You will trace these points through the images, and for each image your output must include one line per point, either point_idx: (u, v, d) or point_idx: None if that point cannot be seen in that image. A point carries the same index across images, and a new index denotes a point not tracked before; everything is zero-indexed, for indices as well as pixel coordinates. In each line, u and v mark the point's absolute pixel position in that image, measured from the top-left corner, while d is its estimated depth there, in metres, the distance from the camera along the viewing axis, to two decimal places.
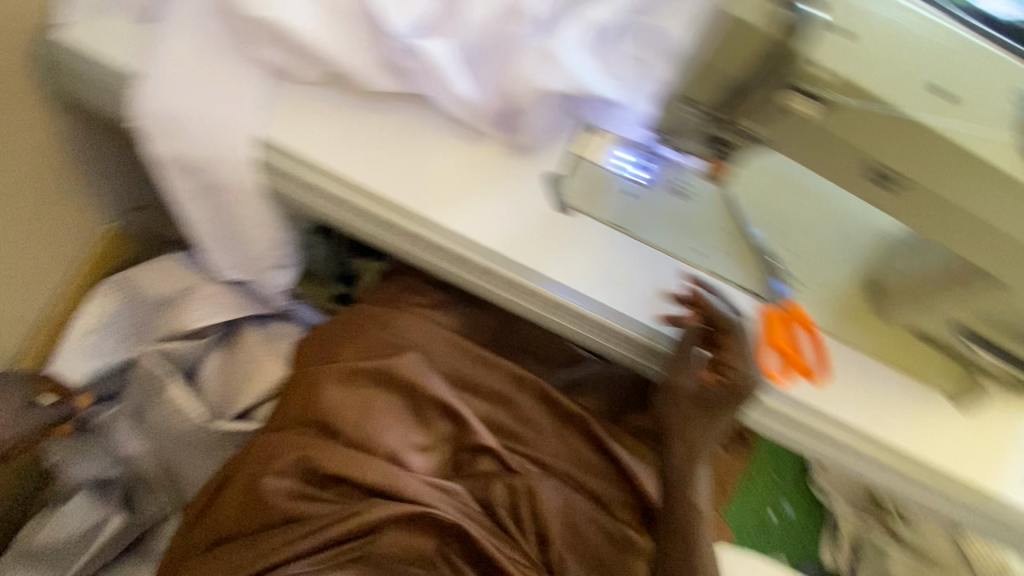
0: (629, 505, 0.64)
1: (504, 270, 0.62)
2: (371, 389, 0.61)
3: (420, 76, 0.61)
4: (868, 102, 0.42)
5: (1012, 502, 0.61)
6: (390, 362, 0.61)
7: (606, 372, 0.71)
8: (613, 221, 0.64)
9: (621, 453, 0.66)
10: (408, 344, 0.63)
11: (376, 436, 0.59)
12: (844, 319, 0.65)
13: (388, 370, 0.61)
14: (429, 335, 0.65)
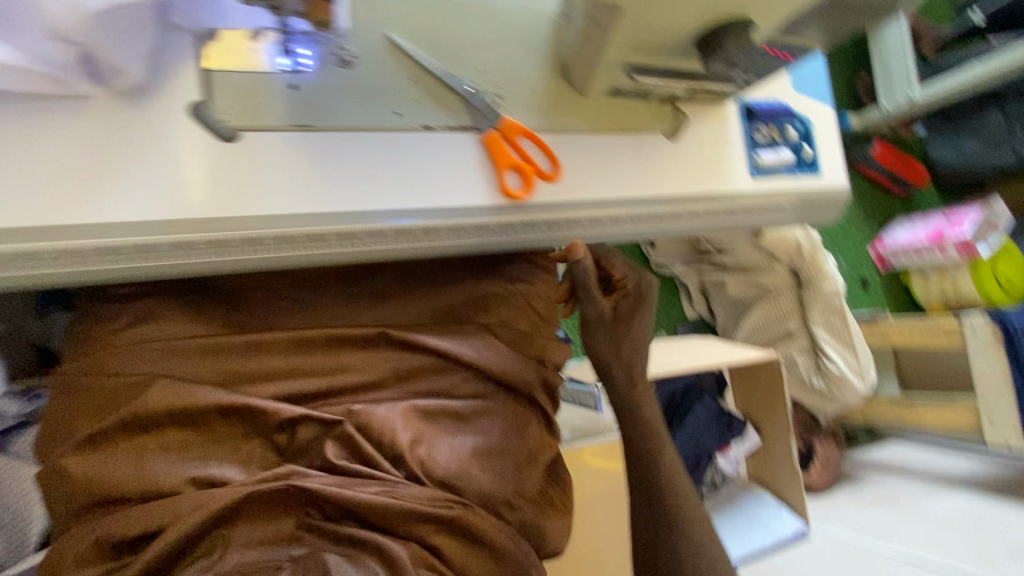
0: (480, 376, 0.63)
1: (224, 234, 0.55)
2: (137, 438, 0.52)
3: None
4: None
5: (734, 185, 0.75)
6: (138, 401, 0.52)
7: (395, 270, 0.65)
8: (290, 123, 0.57)
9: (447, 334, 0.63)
10: (152, 372, 0.54)
11: (164, 475, 0.51)
12: (549, 109, 0.68)
13: (138, 411, 0.52)
14: (163, 353, 0.55)
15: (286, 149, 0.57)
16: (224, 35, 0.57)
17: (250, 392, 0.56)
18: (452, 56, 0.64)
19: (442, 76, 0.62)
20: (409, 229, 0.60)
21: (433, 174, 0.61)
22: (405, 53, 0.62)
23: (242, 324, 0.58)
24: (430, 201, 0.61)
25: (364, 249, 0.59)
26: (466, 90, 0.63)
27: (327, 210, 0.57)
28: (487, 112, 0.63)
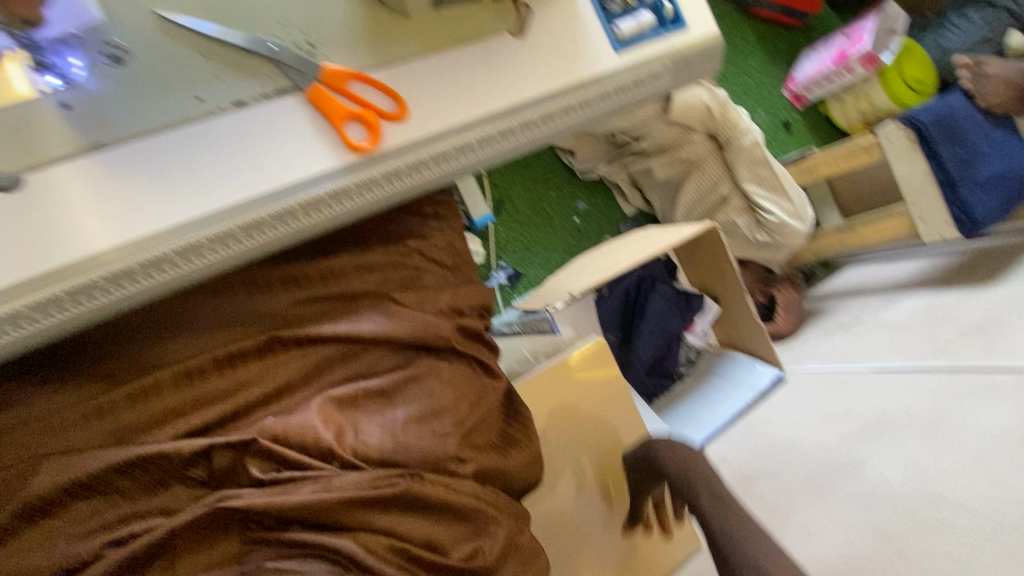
0: (395, 348, 0.60)
1: (54, 285, 0.48)
2: (34, 527, 0.48)
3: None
4: None
5: (599, 65, 0.69)
6: (23, 490, 0.47)
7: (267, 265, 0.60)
8: (82, 146, 0.50)
9: (343, 313, 0.60)
10: (29, 456, 0.49)
11: (67, 551, 0.47)
12: (374, 43, 0.60)
13: (25, 503, 0.47)
14: (45, 434, 0.50)
15: (87, 176, 0.50)
16: None
17: (149, 439, 0.52)
18: (236, 17, 0.56)
19: (232, 40, 0.54)
20: (259, 219, 0.53)
21: (268, 152, 0.55)
22: (184, 30, 0.54)
23: (119, 373, 0.53)
24: (273, 182, 0.54)
25: (218, 257, 0.53)
26: (271, 50, 0.55)
27: (160, 228, 0.50)
28: (300, 68, 0.56)
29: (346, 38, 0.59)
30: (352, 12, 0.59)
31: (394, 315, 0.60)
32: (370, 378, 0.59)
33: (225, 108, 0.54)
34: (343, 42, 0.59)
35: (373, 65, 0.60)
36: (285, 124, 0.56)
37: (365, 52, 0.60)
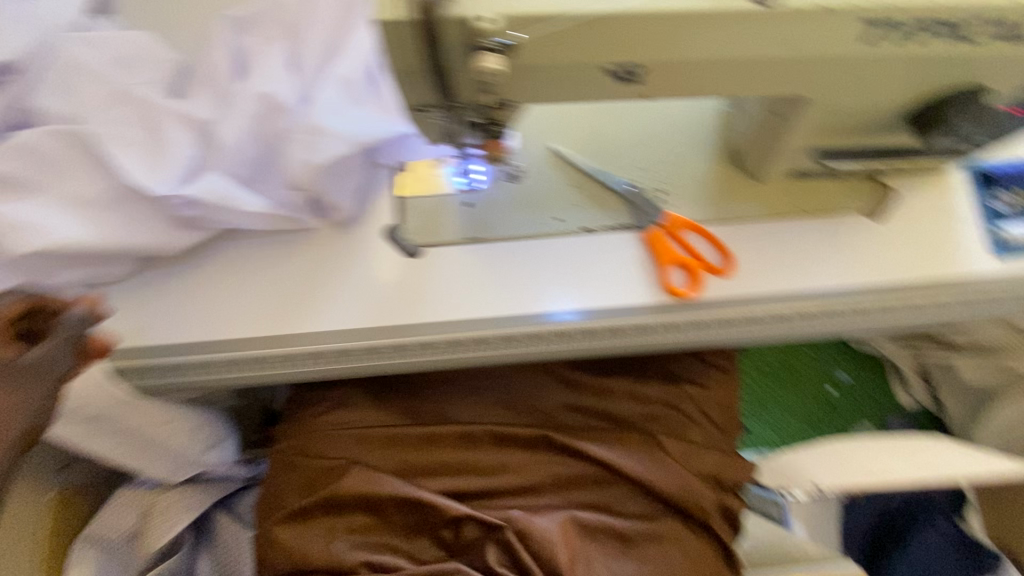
0: (641, 493, 0.61)
1: (414, 334, 0.60)
2: (328, 516, 0.60)
3: (210, 213, 0.57)
4: (547, 27, 0.36)
5: (967, 267, 0.60)
6: (333, 486, 0.60)
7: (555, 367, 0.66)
8: (463, 236, 0.63)
9: (607, 437, 0.63)
10: (343, 457, 0.61)
11: (343, 552, 0.58)
12: (718, 200, 0.64)
13: (332, 495, 0.59)
14: (358, 443, 0.62)
15: (461, 256, 0.62)
16: (415, 167, 0.65)
17: (424, 484, 0.60)
18: (611, 159, 0.65)
19: (601, 178, 0.64)
20: (568, 331, 0.60)
21: (593, 274, 0.60)
22: (569, 162, 0.65)
23: (419, 415, 0.64)
24: (591, 303, 0.59)
25: (520, 351, 0.61)
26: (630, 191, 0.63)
27: (494, 316, 0.59)
28: (652, 214, 0.62)
29: (694, 190, 0.64)
30: (706, 171, 0.65)
31: (654, 463, 0.61)
32: (609, 513, 0.60)
33: (576, 225, 0.63)
34: (690, 194, 0.64)
35: (711, 219, 0.63)
36: (619, 252, 0.61)
37: (707, 206, 0.63)
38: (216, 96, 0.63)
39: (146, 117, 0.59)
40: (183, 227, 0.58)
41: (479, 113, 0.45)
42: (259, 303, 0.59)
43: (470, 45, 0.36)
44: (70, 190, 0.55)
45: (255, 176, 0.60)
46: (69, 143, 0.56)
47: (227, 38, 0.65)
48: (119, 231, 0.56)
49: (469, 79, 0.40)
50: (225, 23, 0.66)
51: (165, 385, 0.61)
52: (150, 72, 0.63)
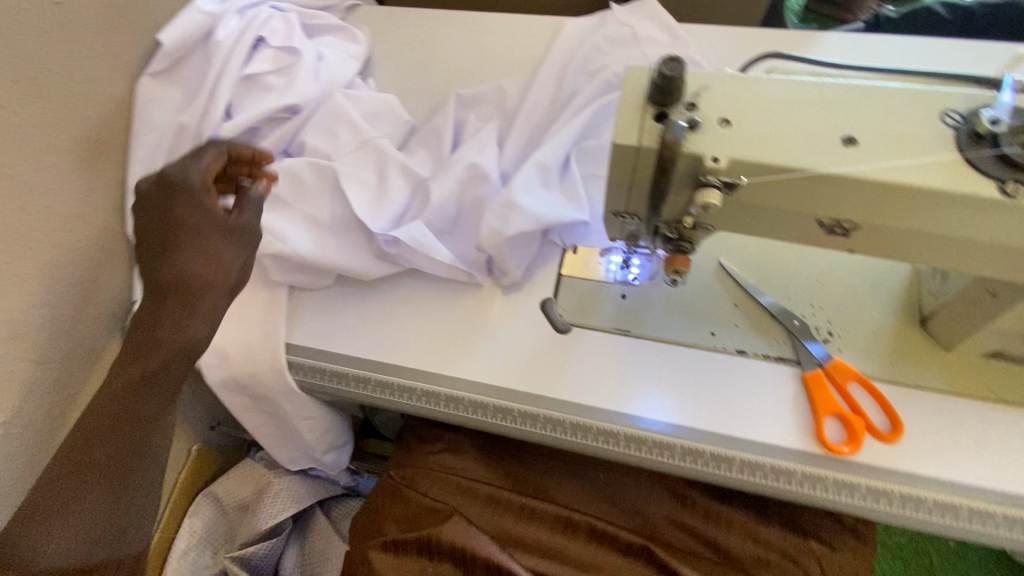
0: None
1: (543, 406, 0.61)
2: (421, 556, 0.65)
3: (406, 253, 0.67)
4: (771, 175, 0.39)
5: None
6: (435, 531, 0.65)
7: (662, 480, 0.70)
8: (614, 325, 0.65)
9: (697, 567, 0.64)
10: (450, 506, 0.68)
11: None
12: (894, 357, 0.59)
13: (431, 538, 0.65)
14: (460, 493, 0.70)
15: (604, 344, 0.64)
16: (581, 250, 0.70)
17: (516, 556, 0.66)
18: (779, 287, 0.64)
19: (766, 304, 0.63)
20: (699, 449, 0.58)
21: (738, 398, 0.59)
22: (734, 280, 0.65)
23: (525, 488, 0.70)
24: (729, 429, 0.58)
25: (644, 455, 0.59)
26: (794, 323, 0.61)
27: (624, 412, 0.60)
28: (811, 348, 0.60)
29: (866, 342, 0.61)
30: (883, 326, 0.61)
31: None
32: None
33: (728, 345, 0.62)
34: (860, 345, 0.60)
35: (880, 377, 0.58)
36: (767, 385, 0.59)
37: (877, 361, 0.59)
38: (432, 156, 0.74)
39: (379, 163, 0.70)
40: (382, 261, 0.68)
41: (671, 229, 0.47)
42: (417, 337, 0.66)
43: (695, 177, 0.40)
44: (310, 209, 0.67)
45: (448, 230, 0.69)
46: (323, 175, 0.68)
47: (453, 111, 0.77)
48: (335, 251, 0.67)
49: (681, 202, 0.43)
50: (453, 100, 0.78)
51: (321, 390, 0.70)
52: (387, 127, 0.76)
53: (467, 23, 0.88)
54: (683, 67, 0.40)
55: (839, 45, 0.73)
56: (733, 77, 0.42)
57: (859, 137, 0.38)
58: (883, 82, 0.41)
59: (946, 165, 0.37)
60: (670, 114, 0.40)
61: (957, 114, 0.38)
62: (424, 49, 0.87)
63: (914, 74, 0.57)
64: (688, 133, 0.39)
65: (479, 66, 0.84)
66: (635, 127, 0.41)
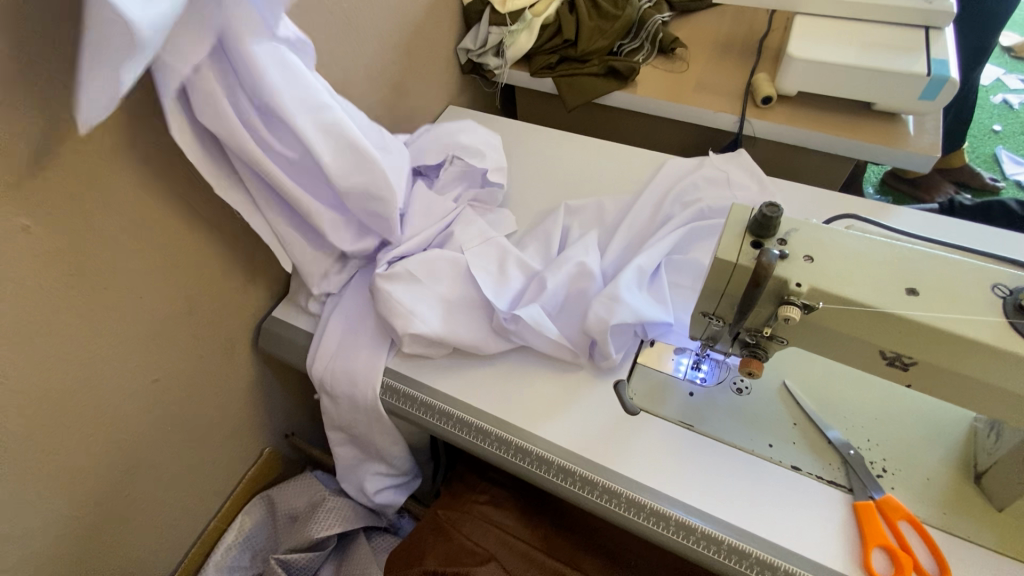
0: None
1: (602, 473, 0.68)
2: None
3: (520, 330, 0.76)
4: (842, 305, 0.48)
5: None
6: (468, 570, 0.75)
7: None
8: (679, 419, 0.71)
9: None
10: (488, 554, 0.78)
11: None
12: (947, 507, 0.62)
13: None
14: (498, 543, 0.80)
15: (666, 432, 0.70)
16: (658, 345, 0.78)
17: None
18: (841, 420, 0.69)
19: (829, 435, 0.67)
20: (744, 549, 0.61)
21: (787, 512, 0.63)
22: (797, 401, 0.71)
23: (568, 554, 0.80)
24: (777, 537, 0.62)
25: (693, 547, 0.62)
26: (849, 453, 0.66)
27: (676, 497, 0.65)
28: (862, 476, 0.64)
29: (920, 483, 0.64)
30: (937, 472, 0.65)
31: None
32: None
33: (784, 460, 0.67)
34: (913, 485, 0.64)
35: (931, 520, 0.61)
36: (817, 506, 0.63)
37: (929, 505, 0.62)
38: (542, 253, 0.87)
39: (499, 255, 0.84)
40: (497, 336, 0.78)
41: (750, 335, 0.57)
42: (502, 389, 0.76)
43: (780, 296, 0.50)
44: (443, 289, 0.80)
45: (555, 313, 0.79)
46: (457, 267, 0.81)
47: (562, 217, 0.91)
48: (456, 328, 0.77)
49: (764, 313, 0.53)
50: (563, 208, 0.92)
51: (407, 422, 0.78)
52: (503, 231, 0.91)
53: (585, 147, 1.06)
54: (782, 212, 0.51)
55: (911, 217, 0.84)
56: (819, 225, 0.53)
57: (920, 290, 0.47)
58: (947, 254, 0.50)
59: (995, 326, 0.45)
60: (765, 244, 0.51)
61: (1006, 287, 0.47)
62: (551, 159, 1.05)
63: (973, 254, 0.66)
64: (778, 261, 0.50)
65: (593, 179, 1.01)
66: (736, 249, 0.52)
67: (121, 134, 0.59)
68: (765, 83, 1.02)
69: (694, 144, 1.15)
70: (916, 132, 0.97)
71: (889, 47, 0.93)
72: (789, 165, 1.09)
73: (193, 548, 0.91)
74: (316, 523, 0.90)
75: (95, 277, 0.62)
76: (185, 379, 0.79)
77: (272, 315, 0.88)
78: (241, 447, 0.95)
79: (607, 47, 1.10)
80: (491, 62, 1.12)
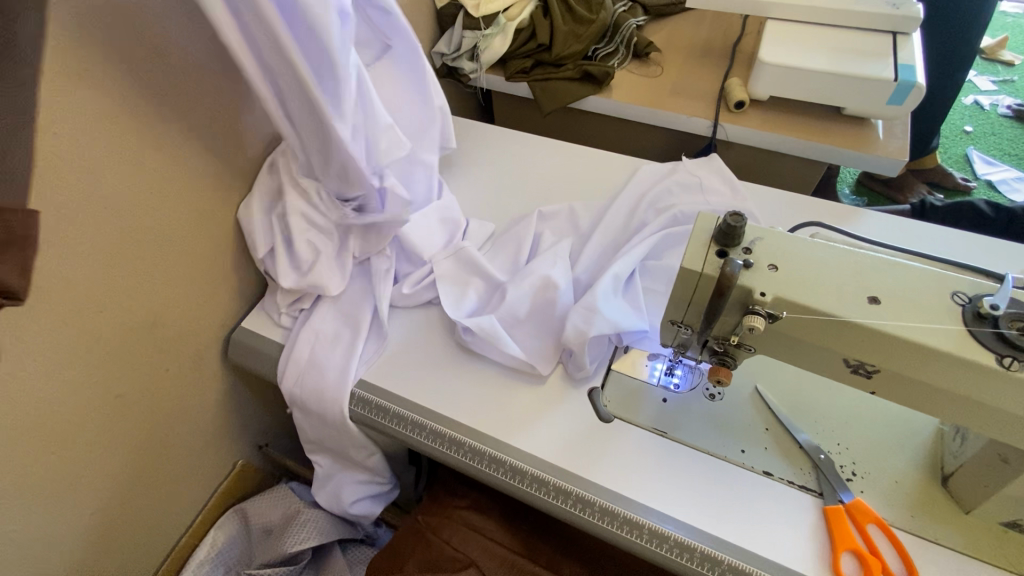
0: None
1: (575, 482, 0.67)
2: None
3: (479, 339, 0.77)
4: (806, 314, 0.48)
5: None
6: None
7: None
8: (652, 426, 0.71)
9: None
10: (469, 560, 0.77)
11: None
12: (915, 509, 0.63)
13: None
14: (479, 549, 0.79)
15: (639, 439, 0.70)
16: (632, 351, 0.78)
17: None
18: (811, 423, 0.70)
19: (800, 439, 0.68)
20: (716, 556, 0.61)
21: (756, 521, 0.63)
22: (769, 405, 0.71)
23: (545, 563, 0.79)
24: (750, 544, 0.62)
25: (666, 555, 0.62)
26: (820, 457, 0.66)
27: (649, 505, 0.65)
28: (830, 480, 0.65)
29: (888, 486, 0.65)
30: (904, 474, 0.66)
31: None
32: None
33: (754, 464, 0.67)
34: (881, 488, 0.65)
35: (899, 525, 0.62)
36: (786, 518, 0.63)
37: (897, 510, 0.63)
38: (516, 261, 0.86)
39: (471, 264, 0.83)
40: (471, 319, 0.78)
41: (718, 344, 0.57)
42: (474, 397, 0.75)
43: (745, 304, 0.50)
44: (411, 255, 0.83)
45: (528, 323, 0.78)
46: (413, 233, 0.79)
47: (534, 224, 0.90)
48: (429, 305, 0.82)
49: (730, 322, 0.53)
50: (535, 215, 0.91)
51: (378, 431, 0.76)
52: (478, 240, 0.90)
53: (561, 152, 1.06)
54: (746, 220, 0.51)
55: (880, 221, 0.85)
56: (782, 234, 0.53)
57: (882, 298, 0.48)
58: (907, 262, 0.51)
59: (954, 335, 0.46)
60: (730, 253, 0.51)
61: (965, 296, 0.48)
62: (526, 164, 1.05)
63: (935, 258, 0.67)
64: (743, 270, 0.50)
65: (568, 184, 1.00)
66: (701, 258, 0.52)
67: (74, 142, 0.57)
68: (737, 88, 1.03)
69: (669, 147, 1.16)
70: (885, 136, 0.98)
71: (857, 52, 0.95)
72: (763, 168, 1.09)
73: (164, 564, 0.89)
74: (291, 537, 0.89)
75: (48, 291, 0.59)
76: (149, 393, 0.77)
77: (241, 325, 0.86)
78: (212, 461, 0.93)
79: (582, 52, 1.09)
80: (466, 66, 1.11)
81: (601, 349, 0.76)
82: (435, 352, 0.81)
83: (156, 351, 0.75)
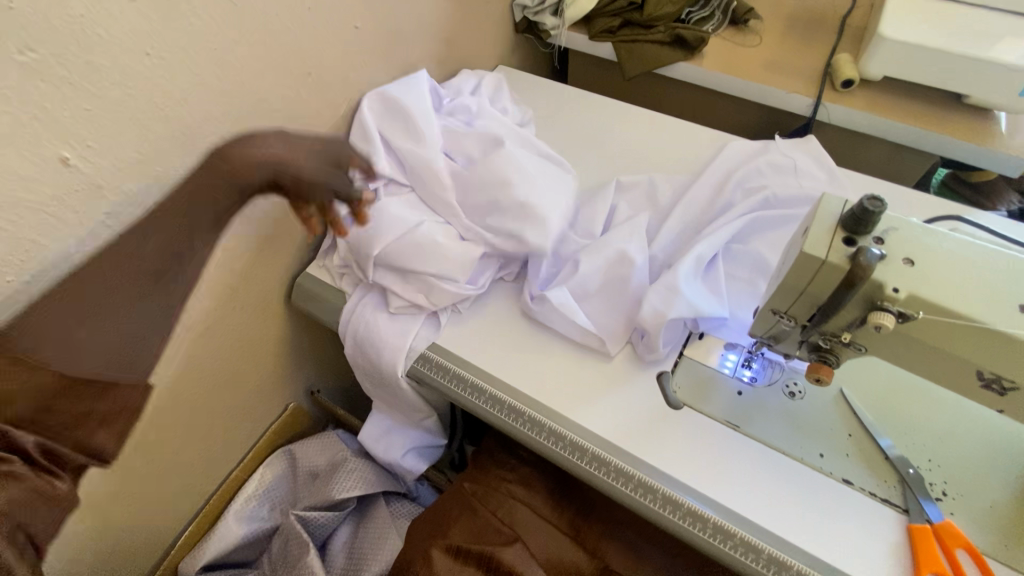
0: None
1: (638, 466, 0.65)
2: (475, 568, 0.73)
3: (548, 311, 0.74)
4: (943, 317, 0.43)
5: None
6: (496, 552, 0.73)
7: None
8: (725, 418, 0.67)
9: None
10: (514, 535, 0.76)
11: None
12: (1008, 539, 0.58)
13: (492, 558, 0.73)
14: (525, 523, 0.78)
15: (707, 428, 0.67)
16: (707, 338, 0.73)
17: None
18: (898, 432, 0.65)
19: (885, 450, 0.63)
20: (784, 560, 0.58)
21: (831, 528, 0.60)
22: (852, 408, 0.67)
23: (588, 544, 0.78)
24: (825, 554, 0.58)
25: (729, 554, 0.59)
26: (908, 472, 0.62)
27: (716, 499, 0.62)
28: (918, 497, 0.60)
29: (982, 510, 0.60)
30: (1001, 500, 0.60)
31: None
32: None
33: (835, 469, 0.63)
34: (973, 512, 0.60)
35: (991, 554, 0.57)
36: (865, 531, 0.59)
37: (989, 537, 0.58)
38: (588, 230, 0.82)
39: None
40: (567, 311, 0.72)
41: (824, 339, 0.52)
42: (538, 369, 0.73)
43: (871, 300, 0.46)
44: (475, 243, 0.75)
45: (599, 298, 0.75)
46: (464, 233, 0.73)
47: (612, 195, 0.85)
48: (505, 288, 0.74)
49: (847, 318, 0.48)
50: (613, 185, 0.86)
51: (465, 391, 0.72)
52: None
53: (641, 120, 1.00)
54: (883, 206, 0.45)
55: (996, 223, 0.77)
56: (919, 227, 0.47)
57: None
58: None
59: None
60: (860, 242, 0.46)
61: None
62: (604, 130, 0.99)
63: None
64: (876, 262, 0.45)
65: (647, 155, 0.95)
66: (825, 244, 0.46)
67: (163, 67, 0.55)
68: (846, 64, 0.94)
69: (757, 124, 1.08)
70: (1010, 130, 0.88)
71: (994, 33, 0.84)
72: (860, 153, 1.01)
73: (216, 493, 0.92)
74: (340, 486, 0.90)
75: None
76: (213, 330, 0.77)
77: (306, 271, 0.85)
78: (266, 401, 0.94)
79: (675, 14, 1.02)
80: (548, 21, 1.05)
81: (677, 332, 0.72)
82: (498, 317, 0.78)
83: (224, 287, 0.75)
